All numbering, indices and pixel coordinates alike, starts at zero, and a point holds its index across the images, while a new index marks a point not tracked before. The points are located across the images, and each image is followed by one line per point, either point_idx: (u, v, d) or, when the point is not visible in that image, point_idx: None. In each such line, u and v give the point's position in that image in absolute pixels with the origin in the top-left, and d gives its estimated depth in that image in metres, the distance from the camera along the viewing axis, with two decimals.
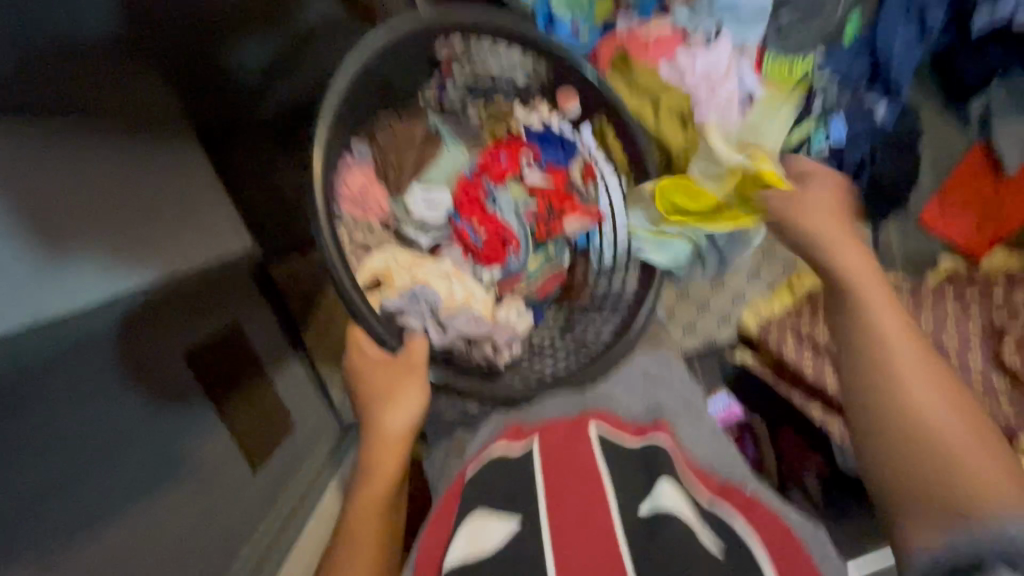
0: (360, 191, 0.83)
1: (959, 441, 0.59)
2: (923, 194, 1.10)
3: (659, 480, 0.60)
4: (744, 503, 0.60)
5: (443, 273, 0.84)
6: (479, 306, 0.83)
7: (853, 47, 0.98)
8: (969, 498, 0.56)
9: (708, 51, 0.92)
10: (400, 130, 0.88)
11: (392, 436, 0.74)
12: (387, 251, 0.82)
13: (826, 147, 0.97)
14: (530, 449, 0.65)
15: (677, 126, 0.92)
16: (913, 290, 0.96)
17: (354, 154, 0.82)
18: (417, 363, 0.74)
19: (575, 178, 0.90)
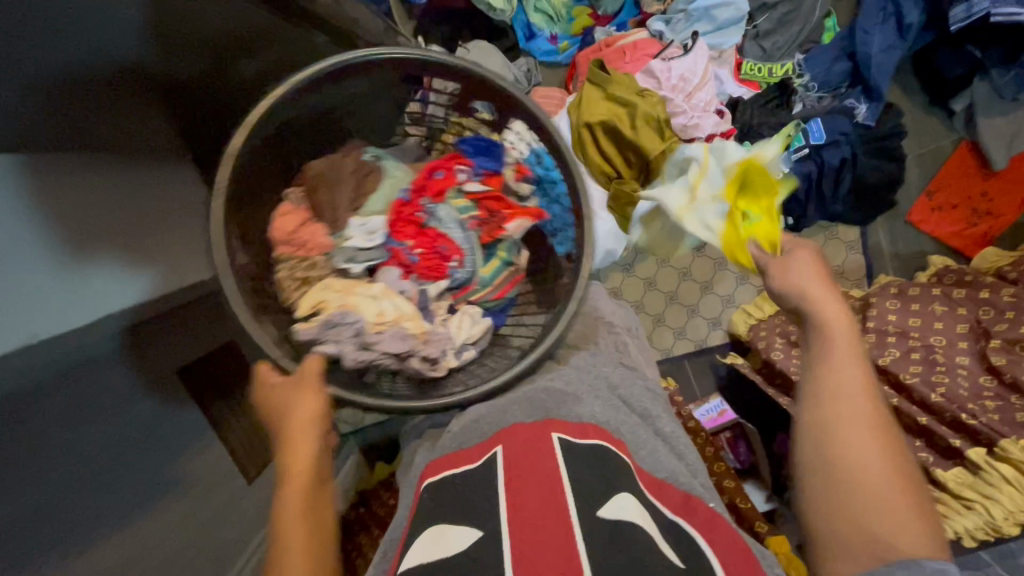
0: (291, 232, 0.75)
1: (871, 462, 0.49)
2: (910, 193, 1.10)
3: (620, 493, 0.53)
4: (703, 519, 0.55)
5: (374, 295, 0.71)
6: (410, 323, 0.69)
7: (832, 48, 1.00)
8: (880, 525, 0.47)
9: (686, 56, 0.93)
10: (324, 166, 0.78)
11: (297, 434, 0.56)
12: (320, 286, 0.73)
13: (806, 149, 0.95)
14: (495, 453, 0.58)
15: (653, 132, 0.89)
16: (903, 290, 0.96)
17: (287, 202, 0.78)
18: (311, 376, 0.59)
19: (508, 180, 0.81)
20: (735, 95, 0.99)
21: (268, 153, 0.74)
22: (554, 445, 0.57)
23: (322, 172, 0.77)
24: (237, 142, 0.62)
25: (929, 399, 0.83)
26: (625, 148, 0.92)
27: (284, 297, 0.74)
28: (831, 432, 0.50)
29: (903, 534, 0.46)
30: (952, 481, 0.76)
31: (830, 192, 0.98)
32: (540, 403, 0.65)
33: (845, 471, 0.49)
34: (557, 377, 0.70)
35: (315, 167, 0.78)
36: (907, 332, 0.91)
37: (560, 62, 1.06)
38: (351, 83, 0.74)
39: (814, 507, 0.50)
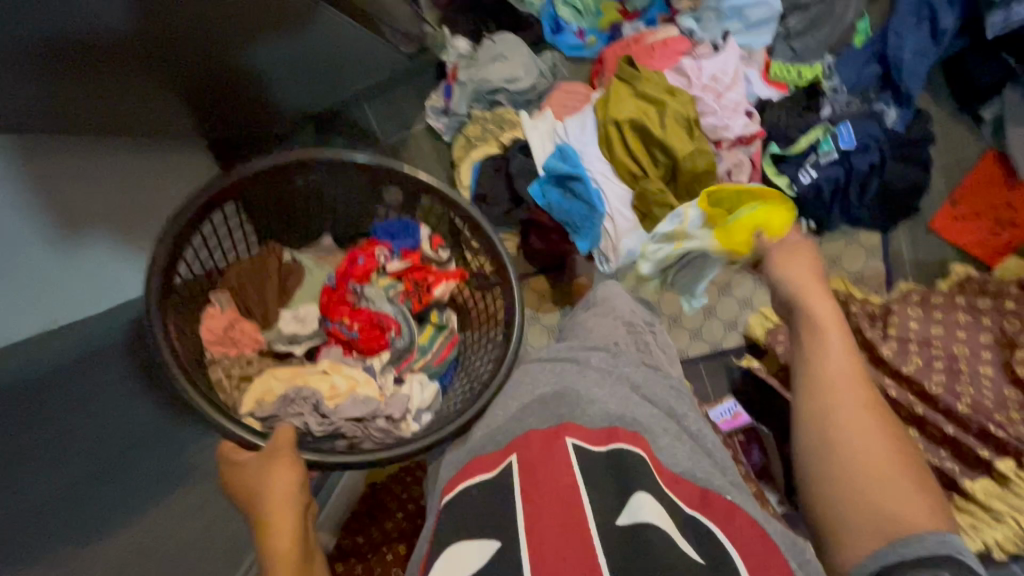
0: (224, 331, 0.80)
1: (873, 445, 0.53)
2: (933, 201, 1.09)
3: (637, 495, 0.52)
4: (723, 512, 0.54)
5: (320, 371, 0.81)
6: (366, 389, 0.80)
7: (864, 52, 0.98)
8: (882, 510, 0.50)
9: (716, 56, 0.92)
10: (246, 270, 0.84)
11: (278, 510, 0.57)
12: (264, 379, 0.79)
13: (835, 153, 0.94)
14: (511, 463, 0.59)
15: (682, 132, 0.89)
16: (925, 298, 0.96)
17: (214, 305, 0.81)
18: (282, 446, 0.61)
19: (427, 252, 0.89)
20: (763, 97, 0.98)
21: (208, 253, 0.77)
22: (567, 448, 0.58)
23: (247, 274, 0.84)
24: (199, 199, 0.65)
25: (955, 409, 0.83)
26: (652, 146, 0.91)
27: (223, 394, 0.76)
28: (834, 427, 0.54)
29: (908, 514, 0.49)
30: (980, 492, 0.76)
31: (856, 198, 0.98)
32: (557, 408, 0.65)
33: (848, 463, 0.52)
34: (571, 377, 0.70)
35: (239, 267, 0.84)
36: (929, 341, 0.91)
37: (586, 58, 1.05)
38: (323, 182, 0.79)
39: (834, 506, 0.52)
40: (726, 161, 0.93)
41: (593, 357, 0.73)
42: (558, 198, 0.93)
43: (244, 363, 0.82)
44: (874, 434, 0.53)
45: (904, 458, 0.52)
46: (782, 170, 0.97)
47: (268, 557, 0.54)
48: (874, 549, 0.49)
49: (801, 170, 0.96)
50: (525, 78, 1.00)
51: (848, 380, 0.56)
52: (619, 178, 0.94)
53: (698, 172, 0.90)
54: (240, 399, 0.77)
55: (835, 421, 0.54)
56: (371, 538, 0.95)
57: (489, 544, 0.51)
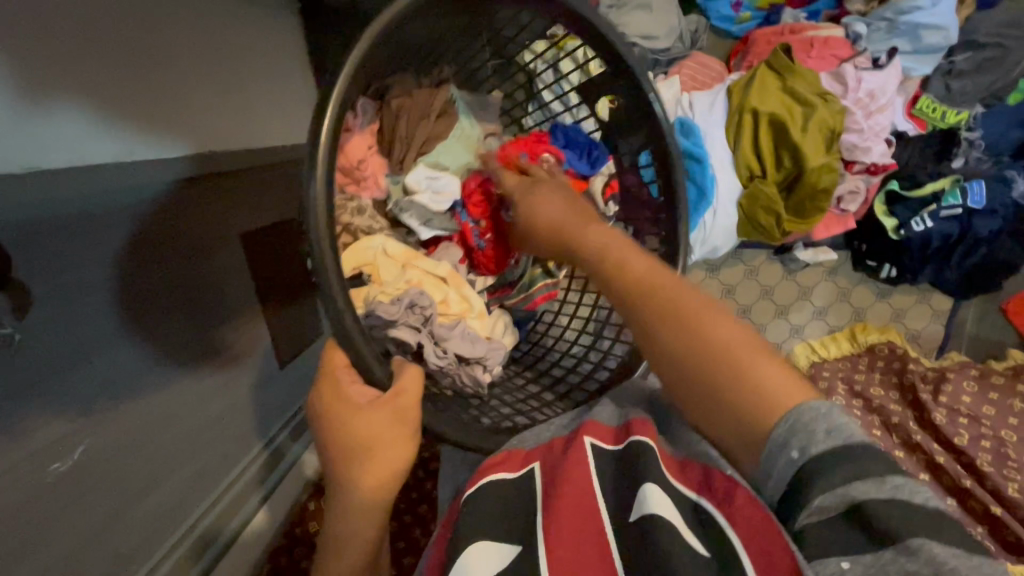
0: (358, 161, 0.71)
1: (714, 323, 0.39)
2: (1014, 282, 1.08)
3: (642, 486, 0.39)
4: (723, 496, 0.38)
5: (437, 276, 0.70)
6: (475, 322, 0.70)
7: (1015, 113, 0.92)
8: (768, 404, 0.35)
9: (878, 71, 0.85)
10: (414, 100, 0.72)
11: (369, 492, 0.48)
12: (371, 241, 0.69)
13: (960, 209, 0.91)
14: (531, 470, 0.50)
15: (822, 143, 0.83)
16: (984, 374, 0.96)
17: (358, 115, 0.71)
18: (408, 406, 0.48)
19: (592, 190, 0.77)
20: (899, 129, 0.92)
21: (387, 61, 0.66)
22: (584, 449, 0.47)
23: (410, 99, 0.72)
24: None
25: (1005, 491, 0.83)
26: (782, 148, 0.85)
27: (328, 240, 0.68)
28: (694, 339, 0.39)
29: (775, 397, 0.35)
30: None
31: (956, 258, 0.95)
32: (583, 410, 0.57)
33: (711, 382, 0.37)
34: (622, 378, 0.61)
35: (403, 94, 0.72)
36: (979, 418, 0.90)
37: (731, 33, 0.97)
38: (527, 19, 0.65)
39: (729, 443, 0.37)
40: (845, 184, 0.89)
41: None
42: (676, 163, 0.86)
43: (354, 204, 0.72)
44: (709, 312, 0.40)
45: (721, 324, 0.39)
46: (894, 211, 0.94)
47: (338, 541, 0.48)
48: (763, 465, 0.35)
49: (915, 217, 0.93)
50: (663, 38, 0.92)
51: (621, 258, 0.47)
52: (734, 170, 0.87)
53: (819, 189, 0.85)
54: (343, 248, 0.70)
55: (642, 324, 0.43)
56: None
57: (513, 546, 0.42)
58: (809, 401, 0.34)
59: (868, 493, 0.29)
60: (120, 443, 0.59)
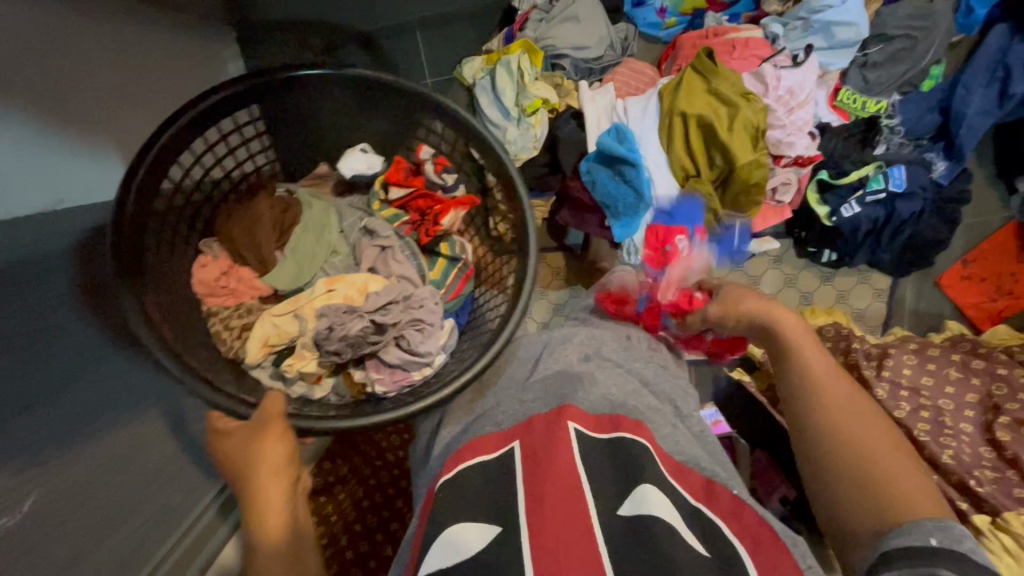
0: (218, 279, 0.73)
1: (862, 431, 0.51)
2: (947, 257, 1.13)
3: (641, 486, 0.50)
4: (730, 506, 0.53)
5: (322, 290, 0.74)
6: (374, 285, 0.75)
7: (929, 98, 0.98)
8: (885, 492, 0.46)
9: (796, 69, 0.89)
10: (241, 212, 0.76)
11: (268, 491, 0.51)
12: (261, 319, 0.71)
13: (883, 193, 0.95)
14: (512, 449, 0.56)
15: (748, 140, 0.87)
16: (922, 348, 1.00)
17: (205, 253, 0.74)
18: (274, 413, 0.55)
19: (429, 175, 0.78)
20: (824, 121, 0.97)
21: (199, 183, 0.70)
22: (569, 434, 0.55)
23: (235, 212, 0.76)
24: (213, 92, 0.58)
25: (939, 458, 0.87)
26: (712, 147, 0.89)
27: (222, 346, 0.70)
28: (833, 448, 0.50)
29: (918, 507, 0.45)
30: None
31: (887, 240, 0.99)
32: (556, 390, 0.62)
33: (847, 453, 0.50)
34: (603, 368, 0.66)
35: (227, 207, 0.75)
36: (919, 389, 0.95)
37: (659, 39, 1.01)
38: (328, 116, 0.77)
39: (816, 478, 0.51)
40: (776, 177, 0.93)
41: (604, 347, 0.71)
42: (606, 177, 0.89)
43: (242, 313, 0.75)
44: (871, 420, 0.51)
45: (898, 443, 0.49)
46: (825, 199, 0.97)
47: (253, 553, 0.48)
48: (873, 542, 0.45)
49: (844, 204, 0.96)
50: (593, 47, 0.95)
51: (800, 346, 0.58)
52: (671, 173, 0.91)
53: (751, 183, 0.89)
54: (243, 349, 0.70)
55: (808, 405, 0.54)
56: (347, 483, 0.93)
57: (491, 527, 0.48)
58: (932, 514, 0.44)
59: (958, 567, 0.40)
60: (70, 492, 0.59)
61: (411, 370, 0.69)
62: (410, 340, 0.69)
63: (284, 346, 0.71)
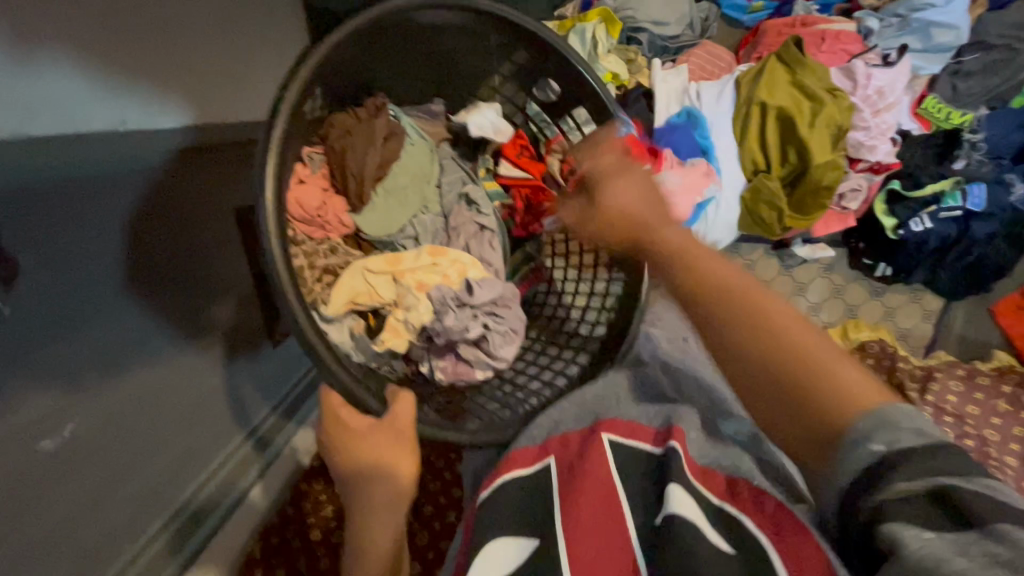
0: (315, 209, 0.69)
1: (796, 335, 0.40)
2: (1008, 285, 1.09)
3: (668, 486, 0.47)
4: (752, 500, 0.48)
5: (426, 262, 0.70)
6: (474, 270, 0.72)
7: (1018, 115, 0.92)
8: (821, 418, 0.37)
9: (888, 68, 0.84)
10: (355, 133, 0.68)
11: (382, 501, 0.54)
12: (354, 271, 0.68)
13: (959, 211, 0.92)
14: (547, 466, 0.55)
15: (828, 140, 0.83)
16: (970, 375, 0.98)
17: (305, 163, 0.70)
18: (404, 427, 0.53)
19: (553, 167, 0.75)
20: (904, 127, 0.92)
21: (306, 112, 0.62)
22: (605, 448, 0.53)
23: (351, 132, 0.68)
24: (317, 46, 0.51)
25: None
26: (788, 144, 0.84)
27: (306, 288, 0.66)
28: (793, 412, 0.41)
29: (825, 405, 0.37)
30: None
31: (950, 260, 0.96)
32: (587, 405, 0.60)
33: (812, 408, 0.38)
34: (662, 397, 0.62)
35: (340, 124, 0.68)
36: (963, 417, 0.93)
37: (742, 23, 0.96)
38: (457, 39, 0.67)
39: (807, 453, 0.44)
40: (848, 181, 0.89)
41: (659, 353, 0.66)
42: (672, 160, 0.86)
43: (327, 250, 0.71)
44: (778, 316, 0.41)
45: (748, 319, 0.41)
46: (894, 211, 0.93)
47: (363, 546, 0.53)
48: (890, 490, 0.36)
49: (915, 217, 0.93)
50: (672, 24, 0.91)
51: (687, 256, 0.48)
52: (740, 166, 0.86)
53: (820, 186, 0.85)
54: (323, 295, 0.67)
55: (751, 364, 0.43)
56: None
57: (530, 542, 0.48)
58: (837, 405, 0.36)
59: (969, 490, 0.30)
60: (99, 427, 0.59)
61: (476, 368, 0.68)
62: (487, 341, 0.69)
63: (369, 312, 0.70)
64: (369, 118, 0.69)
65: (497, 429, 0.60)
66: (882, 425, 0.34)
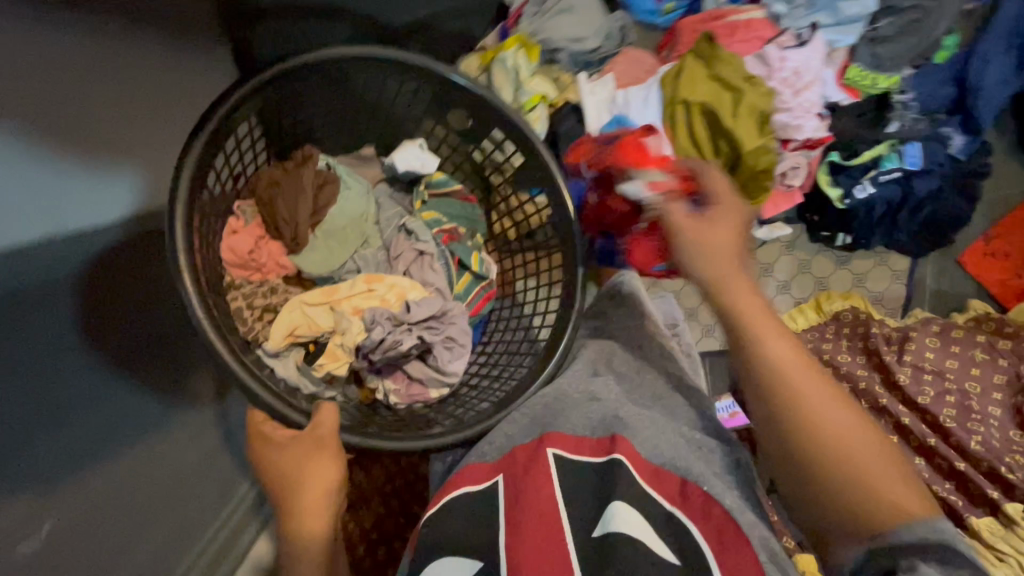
0: (248, 254, 0.70)
1: (866, 457, 0.51)
2: (969, 233, 1.09)
3: (611, 504, 0.52)
4: (701, 511, 0.53)
5: (363, 287, 0.73)
6: (413, 292, 0.74)
7: (944, 70, 0.94)
8: (871, 509, 0.50)
9: (801, 48, 0.87)
10: (285, 181, 0.73)
11: (311, 505, 0.57)
12: (291, 306, 0.70)
13: (898, 172, 0.93)
14: (496, 482, 0.59)
15: (754, 126, 0.84)
16: (946, 329, 0.96)
17: (238, 217, 0.72)
18: (326, 434, 0.56)
19: None
20: (832, 99, 0.93)
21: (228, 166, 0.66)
22: (548, 461, 0.57)
23: (278, 181, 0.72)
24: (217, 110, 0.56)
25: (967, 445, 0.86)
26: (716, 135, 0.86)
27: (244, 327, 0.69)
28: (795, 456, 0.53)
29: (899, 504, 0.49)
30: (983, 530, 0.79)
31: (902, 220, 0.97)
32: (539, 412, 0.63)
33: (813, 474, 0.52)
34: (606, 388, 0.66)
35: (268, 174, 0.72)
36: (943, 372, 0.92)
37: (657, 25, 0.98)
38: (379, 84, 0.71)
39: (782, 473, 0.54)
40: (785, 161, 0.90)
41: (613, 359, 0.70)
42: None
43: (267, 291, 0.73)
44: (828, 423, 0.52)
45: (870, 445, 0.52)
46: (838, 181, 0.94)
47: (297, 549, 0.56)
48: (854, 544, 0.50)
49: (857, 185, 0.94)
50: (590, 37, 0.93)
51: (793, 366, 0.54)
52: (676, 161, 0.88)
53: (758, 170, 0.85)
54: (264, 331, 0.70)
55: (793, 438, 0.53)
56: (360, 488, 0.92)
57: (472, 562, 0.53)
58: (918, 515, 0.48)
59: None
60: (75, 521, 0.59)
61: (430, 387, 0.71)
62: (433, 356, 0.71)
63: (309, 341, 0.71)
64: (297, 166, 0.74)
65: (450, 431, 0.61)
66: (933, 532, 0.47)
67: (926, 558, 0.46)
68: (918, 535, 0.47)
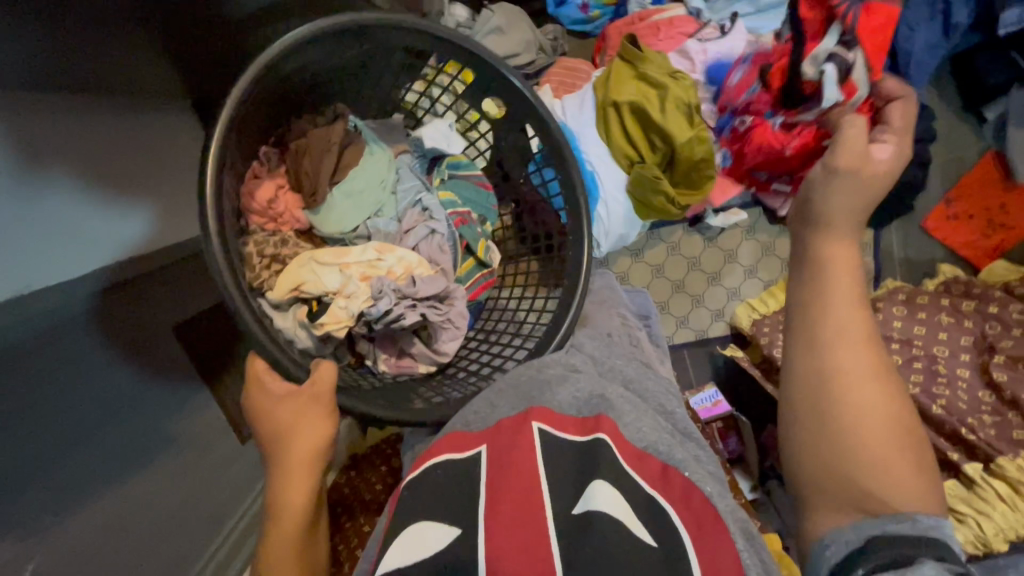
0: (268, 202, 0.68)
1: (882, 424, 0.43)
2: (930, 199, 1.09)
3: (591, 483, 0.49)
4: (681, 491, 0.52)
5: (370, 256, 0.70)
6: (420, 269, 0.72)
7: None
8: (874, 483, 0.43)
9: (723, 38, 0.92)
10: (313, 133, 0.69)
11: (302, 459, 0.54)
12: (302, 261, 0.67)
13: None
14: (479, 452, 0.55)
15: (682, 118, 0.87)
16: (911, 297, 0.96)
17: (262, 160, 0.69)
18: (324, 390, 0.54)
19: None
20: None
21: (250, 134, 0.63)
22: (532, 436, 0.54)
23: (308, 134, 0.70)
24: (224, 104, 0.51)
25: (930, 410, 0.86)
26: (650, 130, 0.89)
27: (250, 272, 0.65)
28: (825, 430, 0.44)
29: (894, 489, 0.42)
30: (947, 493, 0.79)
31: None
32: (522, 386, 0.61)
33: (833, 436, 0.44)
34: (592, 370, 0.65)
35: (301, 128, 0.70)
36: (911, 340, 0.91)
37: (589, 32, 1.03)
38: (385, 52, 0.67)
39: (803, 463, 0.46)
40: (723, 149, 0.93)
41: (585, 343, 0.69)
42: None
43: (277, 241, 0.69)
44: (861, 382, 0.43)
45: (894, 428, 0.44)
46: None
47: (282, 510, 0.53)
48: (845, 519, 0.44)
49: None
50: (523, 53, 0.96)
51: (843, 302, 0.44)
52: (615, 162, 0.90)
53: (696, 160, 0.88)
54: (271, 280, 0.67)
55: (820, 395, 0.44)
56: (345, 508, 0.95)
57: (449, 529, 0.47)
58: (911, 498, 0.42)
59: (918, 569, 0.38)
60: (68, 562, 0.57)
61: (419, 362, 0.71)
62: (434, 335, 0.70)
63: (313, 299, 0.66)
64: (327, 124, 0.71)
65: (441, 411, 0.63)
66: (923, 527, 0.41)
67: (899, 543, 0.40)
68: (904, 527, 0.41)
